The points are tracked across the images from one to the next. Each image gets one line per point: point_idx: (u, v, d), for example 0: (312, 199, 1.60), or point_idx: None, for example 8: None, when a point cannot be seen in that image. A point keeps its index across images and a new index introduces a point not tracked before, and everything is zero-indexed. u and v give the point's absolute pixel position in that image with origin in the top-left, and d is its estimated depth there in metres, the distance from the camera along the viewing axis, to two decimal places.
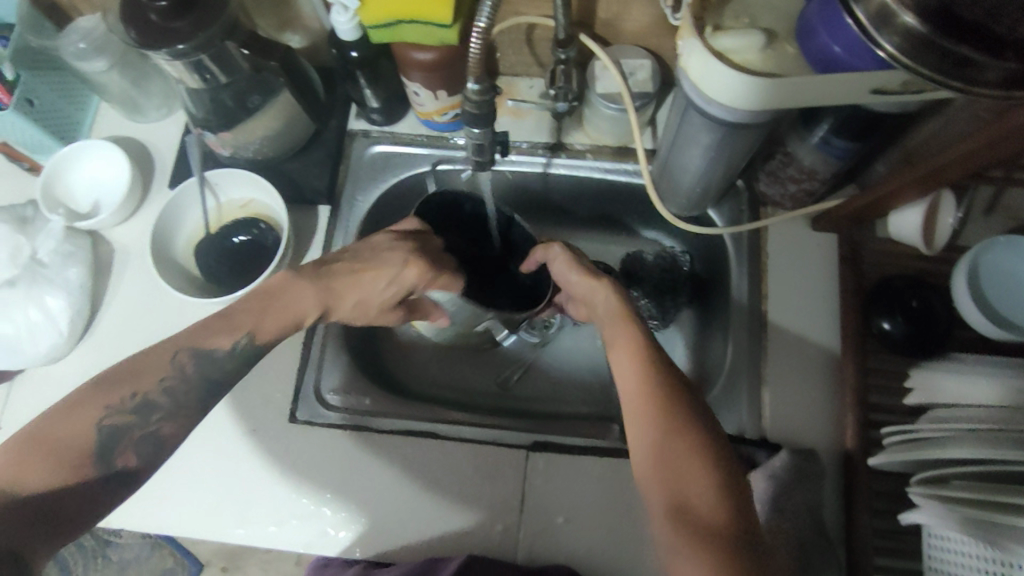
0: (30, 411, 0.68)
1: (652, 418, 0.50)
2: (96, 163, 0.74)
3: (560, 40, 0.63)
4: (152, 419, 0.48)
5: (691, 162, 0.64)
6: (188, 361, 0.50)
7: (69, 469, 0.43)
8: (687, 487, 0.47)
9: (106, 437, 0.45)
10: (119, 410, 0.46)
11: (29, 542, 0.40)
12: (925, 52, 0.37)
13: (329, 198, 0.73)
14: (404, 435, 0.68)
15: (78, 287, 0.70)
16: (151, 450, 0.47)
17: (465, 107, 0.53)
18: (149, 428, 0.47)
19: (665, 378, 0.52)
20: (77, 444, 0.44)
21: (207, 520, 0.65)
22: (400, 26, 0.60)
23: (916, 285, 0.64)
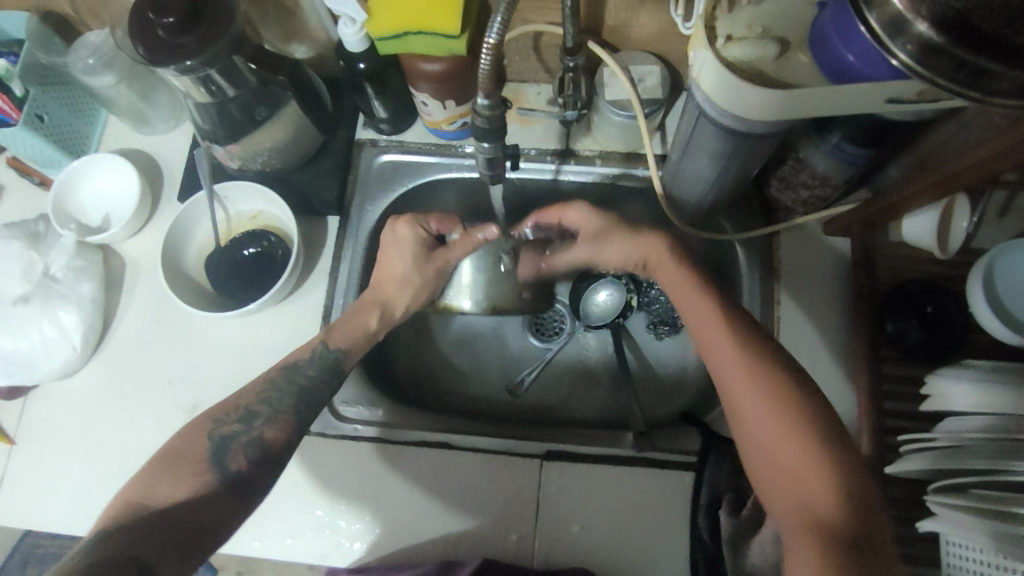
0: (45, 425, 0.69)
1: (762, 404, 0.48)
2: (106, 177, 0.74)
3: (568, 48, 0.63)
4: (256, 424, 0.55)
5: (703, 170, 0.64)
6: (277, 376, 0.59)
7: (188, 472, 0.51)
8: (803, 485, 0.45)
9: (218, 442, 0.53)
10: (227, 421, 0.55)
11: (159, 557, 0.44)
12: (943, 63, 0.36)
13: (338, 209, 0.73)
14: (416, 445, 0.68)
15: (91, 303, 0.70)
16: (259, 452, 0.54)
17: (475, 123, 0.52)
18: (256, 432, 0.55)
19: (769, 355, 0.50)
20: (192, 453, 0.52)
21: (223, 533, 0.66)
22: (408, 37, 0.60)
23: (930, 289, 0.64)
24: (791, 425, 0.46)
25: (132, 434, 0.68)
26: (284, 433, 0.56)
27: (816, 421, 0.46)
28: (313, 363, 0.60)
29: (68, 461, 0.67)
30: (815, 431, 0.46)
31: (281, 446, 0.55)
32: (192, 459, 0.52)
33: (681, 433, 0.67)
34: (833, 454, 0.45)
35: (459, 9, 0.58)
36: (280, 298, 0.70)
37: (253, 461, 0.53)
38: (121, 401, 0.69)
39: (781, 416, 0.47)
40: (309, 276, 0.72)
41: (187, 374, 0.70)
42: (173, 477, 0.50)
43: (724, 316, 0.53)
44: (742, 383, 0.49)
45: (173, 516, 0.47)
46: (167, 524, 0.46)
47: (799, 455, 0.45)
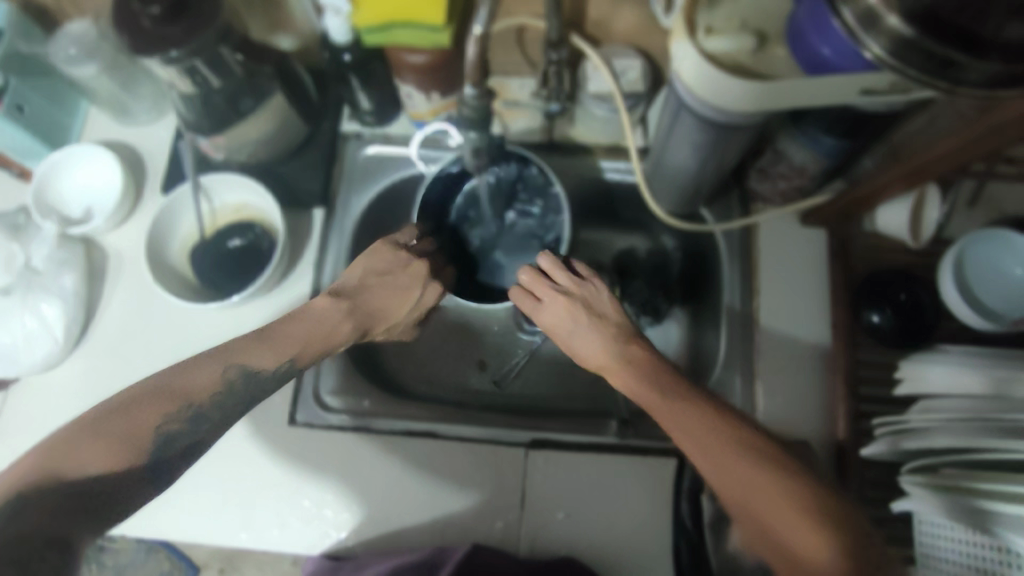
0: (28, 419, 0.68)
1: (729, 473, 0.43)
2: (88, 169, 0.74)
3: (551, 42, 0.64)
4: None
5: (684, 161, 0.65)
6: (250, 375, 0.48)
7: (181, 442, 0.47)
8: (792, 549, 0.38)
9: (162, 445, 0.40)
10: (207, 405, 0.48)
11: (71, 531, 0.35)
12: (911, 53, 0.38)
13: (324, 201, 0.74)
14: (402, 435, 0.68)
15: (73, 295, 0.69)
16: None
17: (462, 112, 0.53)
18: (196, 439, 0.42)
19: (720, 416, 0.46)
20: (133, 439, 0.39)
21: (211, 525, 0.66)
22: (394, 30, 0.61)
23: (904, 277, 0.66)
24: (765, 481, 0.41)
25: None
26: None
27: (821, 503, 0.40)
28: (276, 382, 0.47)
29: None
30: (797, 490, 0.40)
31: None
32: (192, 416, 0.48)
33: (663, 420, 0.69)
34: (814, 501, 0.40)
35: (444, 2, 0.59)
36: (265, 289, 0.70)
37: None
38: (105, 393, 0.69)
39: (783, 495, 0.40)
40: (295, 268, 0.73)
41: (171, 365, 0.70)
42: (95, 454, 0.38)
43: (669, 388, 0.49)
44: (729, 461, 0.43)
45: (92, 488, 0.37)
46: (90, 495, 0.37)
47: (782, 513, 0.40)
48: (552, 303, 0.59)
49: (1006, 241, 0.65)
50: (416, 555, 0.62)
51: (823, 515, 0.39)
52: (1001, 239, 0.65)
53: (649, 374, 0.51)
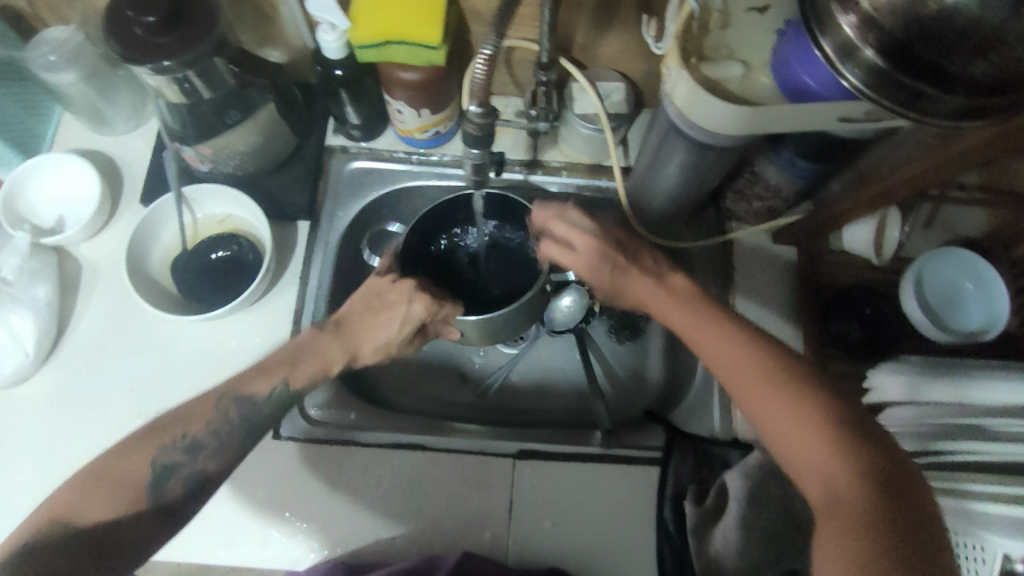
0: None
1: (779, 405, 0.45)
2: (63, 177, 0.72)
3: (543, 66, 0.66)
4: (201, 457, 0.49)
5: (667, 179, 0.68)
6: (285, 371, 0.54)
7: (128, 499, 0.46)
8: (822, 472, 0.42)
9: (160, 471, 0.48)
10: (171, 448, 0.48)
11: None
12: (885, 84, 0.41)
13: (310, 213, 0.73)
14: (390, 448, 0.68)
15: (46, 307, 0.67)
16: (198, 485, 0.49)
17: (467, 128, 0.56)
18: (199, 467, 0.49)
19: (780, 357, 0.48)
20: (125, 478, 0.46)
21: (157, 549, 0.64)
22: (389, 46, 0.62)
23: (868, 292, 0.71)
24: (805, 411, 0.44)
25: (92, 443, 0.65)
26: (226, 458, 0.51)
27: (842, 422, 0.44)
28: (271, 403, 0.53)
29: (19, 473, 0.64)
30: (834, 418, 0.44)
31: None
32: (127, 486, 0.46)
33: (647, 432, 0.71)
34: (850, 432, 0.43)
35: (439, 21, 0.61)
36: (250, 302, 0.69)
37: (189, 490, 0.48)
38: (79, 408, 0.66)
39: (804, 414, 0.44)
40: (280, 281, 0.72)
41: (151, 379, 0.68)
42: (102, 492, 0.45)
43: (732, 328, 0.50)
44: (758, 382, 0.47)
45: (98, 536, 0.44)
46: (78, 548, 0.43)
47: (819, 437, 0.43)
48: (590, 253, 0.56)
49: (957, 257, 0.71)
50: (404, 564, 0.62)
51: (845, 435, 0.43)
52: (953, 255, 0.71)
53: (717, 314, 0.52)
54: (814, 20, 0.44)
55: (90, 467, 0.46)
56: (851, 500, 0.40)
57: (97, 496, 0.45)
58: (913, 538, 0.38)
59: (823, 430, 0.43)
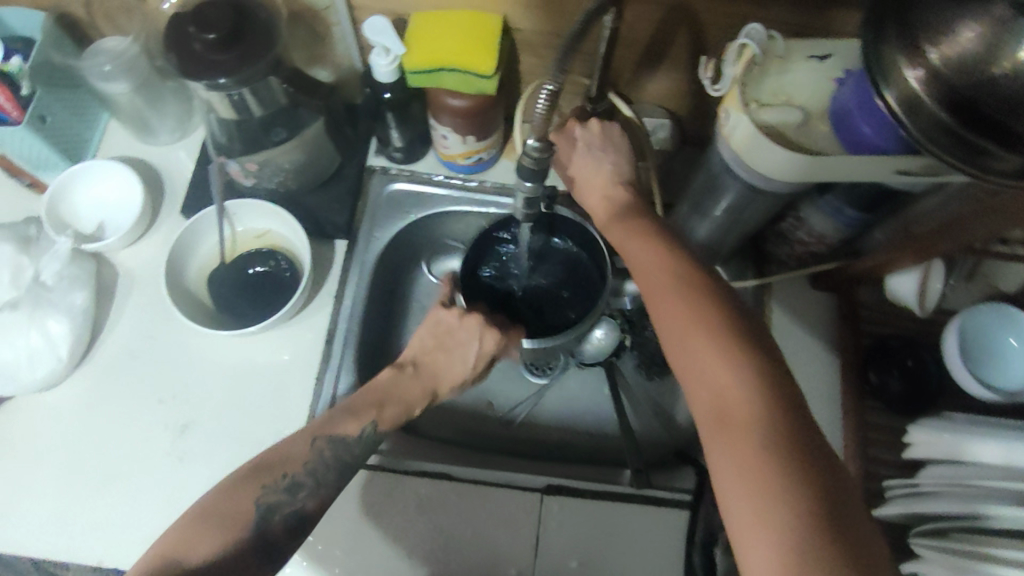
0: (22, 441, 0.65)
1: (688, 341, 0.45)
2: (106, 184, 0.72)
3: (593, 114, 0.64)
4: (300, 497, 0.53)
5: (710, 219, 0.67)
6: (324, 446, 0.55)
7: (228, 533, 0.49)
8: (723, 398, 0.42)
9: (260, 512, 0.51)
10: (272, 488, 0.52)
11: None
12: (949, 139, 0.39)
13: (348, 233, 0.73)
14: (417, 475, 0.67)
15: (81, 312, 0.67)
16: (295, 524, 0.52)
17: (524, 162, 0.57)
18: (295, 504, 0.53)
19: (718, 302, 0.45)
20: (235, 512, 0.50)
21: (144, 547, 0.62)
22: (442, 73, 0.62)
23: (909, 343, 0.70)
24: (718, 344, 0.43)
25: (117, 452, 0.65)
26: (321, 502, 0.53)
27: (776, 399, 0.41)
28: (361, 443, 0.56)
29: (45, 479, 0.64)
30: (752, 363, 0.42)
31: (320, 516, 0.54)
32: (229, 521, 0.50)
33: (677, 474, 0.70)
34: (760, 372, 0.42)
35: (492, 51, 0.61)
36: (285, 319, 0.69)
37: (291, 526, 0.52)
38: (107, 417, 0.66)
39: (748, 390, 0.41)
40: (314, 300, 0.71)
41: (180, 391, 0.67)
42: (214, 533, 0.49)
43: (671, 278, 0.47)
44: (708, 347, 0.43)
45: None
46: None
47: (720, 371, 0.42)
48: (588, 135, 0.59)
49: (1009, 315, 0.69)
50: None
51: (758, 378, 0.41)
52: (1004, 313, 0.69)
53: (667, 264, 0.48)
54: (877, 67, 0.41)
55: (203, 503, 0.50)
56: (739, 420, 0.41)
57: (203, 540, 0.48)
58: (793, 469, 0.39)
59: (723, 352, 0.43)
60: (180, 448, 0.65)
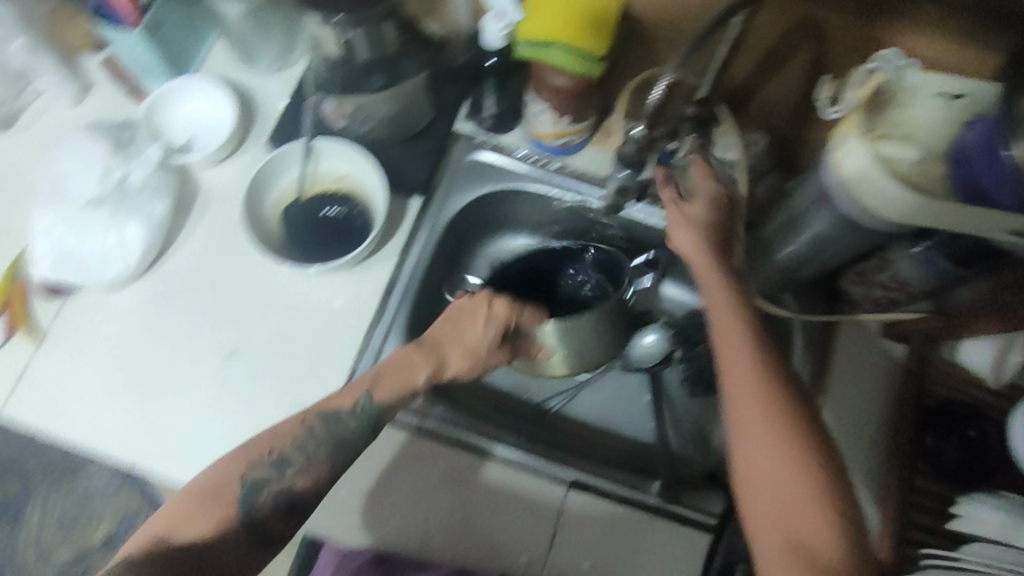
0: (82, 332, 0.68)
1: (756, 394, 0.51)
2: (204, 102, 0.74)
3: (691, 117, 0.62)
4: (286, 473, 0.55)
5: (795, 247, 0.65)
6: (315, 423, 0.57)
7: (217, 513, 0.53)
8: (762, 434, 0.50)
9: (248, 487, 0.54)
10: (260, 464, 0.55)
11: None
12: None
13: (425, 192, 0.73)
14: (448, 443, 0.67)
15: (159, 222, 0.68)
16: (285, 502, 0.55)
17: (628, 146, 0.63)
18: (283, 483, 0.55)
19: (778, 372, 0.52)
20: (227, 485, 0.54)
21: (170, 455, 0.64)
22: (547, 50, 0.62)
23: (974, 412, 0.66)
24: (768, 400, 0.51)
25: (168, 362, 0.67)
26: (314, 487, 0.56)
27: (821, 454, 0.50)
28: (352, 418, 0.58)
29: (98, 375, 0.66)
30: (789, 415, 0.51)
31: (309, 494, 0.56)
32: (224, 499, 0.53)
33: (709, 492, 0.66)
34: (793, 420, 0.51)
35: (603, 36, 0.62)
36: (351, 265, 0.69)
37: (277, 506, 0.55)
38: (164, 326, 0.68)
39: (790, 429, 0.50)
40: (381, 251, 0.72)
41: (236, 315, 0.68)
42: (200, 513, 0.52)
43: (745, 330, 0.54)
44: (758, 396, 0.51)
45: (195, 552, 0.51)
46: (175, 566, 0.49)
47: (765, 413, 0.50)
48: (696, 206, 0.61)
49: None
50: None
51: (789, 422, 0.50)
52: None
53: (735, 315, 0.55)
54: None
55: (200, 481, 0.54)
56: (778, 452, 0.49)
57: (198, 519, 0.52)
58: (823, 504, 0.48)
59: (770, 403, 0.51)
60: (227, 370, 0.66)
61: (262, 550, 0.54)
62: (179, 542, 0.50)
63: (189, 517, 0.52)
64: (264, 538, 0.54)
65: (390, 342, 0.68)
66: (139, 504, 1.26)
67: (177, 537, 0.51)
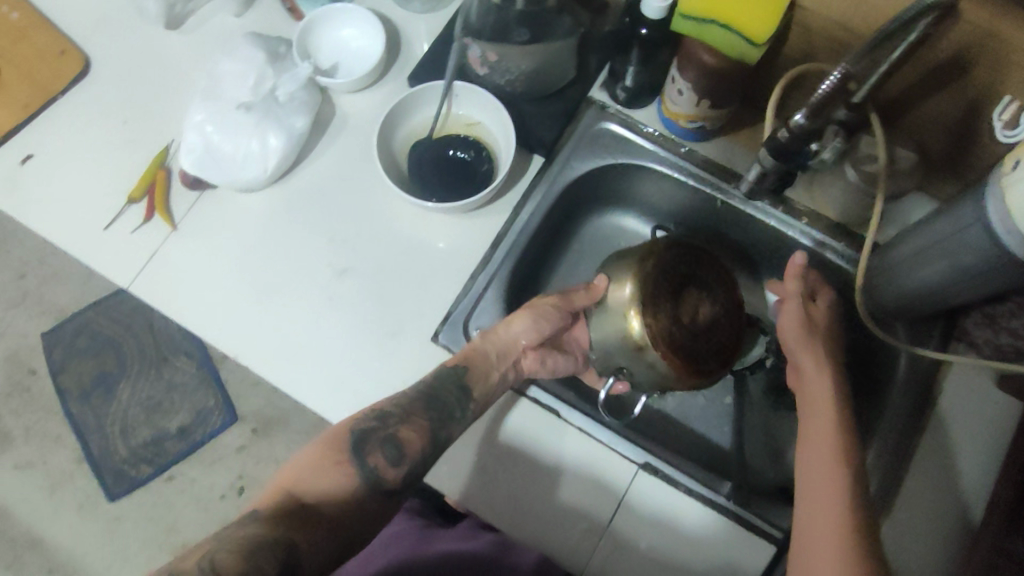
0: (211, 225, 0.72)
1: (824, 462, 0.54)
2: (354, 30, 0.76)
3: (839, 120, 0.61)
4: (390, 422, 0.56)
5: (928, 274, 0.60)
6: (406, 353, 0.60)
7: (333, 465, 0.53)
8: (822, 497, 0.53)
9: (357, 438, 0.55)
10: (365, 419, 0.56)
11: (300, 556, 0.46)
12: None
13: (548, 153, 0.73)
14: (529, 401, 0.67)
15: (298, 136, 0.71)
16: (395, 451, 0.55)
17: (777, 136, 0.60)
18: (389, 430, 0.56)
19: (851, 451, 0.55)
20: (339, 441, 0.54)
21: (270, 354, 0.68)
22: (710, 27, 0.60)
23: None
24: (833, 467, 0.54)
25: (282, 268, 0.70)
26: (420, 437, 0.56)
27: (863, 509, 0.52)
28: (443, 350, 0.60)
29: (219, 267, 0.71)
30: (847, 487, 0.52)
31: (415, 447, 0.56)
32: (337, 449, 0.54)
33: (783, 509, 0.65)
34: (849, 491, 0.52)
35: (778, 17, 0.58)
36: (466, 210, 0.71)
37: (386, 454, 0.54)
38: (283, 234, 0.71)
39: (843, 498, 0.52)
40: (496, 202, 0.73)
41: (351, 237, 0.71)
42: (320, 467, 0.53)
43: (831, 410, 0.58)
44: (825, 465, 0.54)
45: (328, 512, 0.50)
46: (302, 518, 0.49)
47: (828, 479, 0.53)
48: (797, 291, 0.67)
49: None
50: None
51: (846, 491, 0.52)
52: None
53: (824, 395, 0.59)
54: None
55: (328, 436, 0.55)
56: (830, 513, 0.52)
57: (317, 477, 0.52)
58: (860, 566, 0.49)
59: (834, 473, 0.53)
60: (334, 288, 0.70)
61: (390, 503, 0.54)
62: (307, 498, 0.50)
63: (310, 475, 0.52)
64: (387, 490, 0.54)
65: (491, 290, 0.69)
66: (214, 402, 1.33)
67: (304, 492, 0.51)
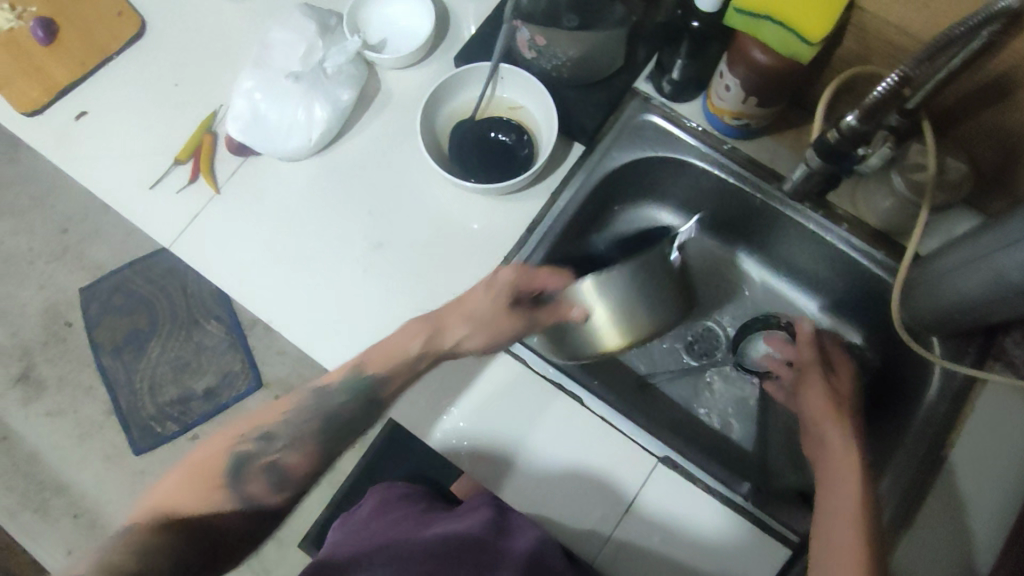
0: (253, 190, 0.74)
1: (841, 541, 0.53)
2: (406, 8, 0.77)
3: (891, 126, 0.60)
4: (272, 447, 0.58)
5: (969, 285, 0.58)
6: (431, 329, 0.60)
7: (208, 487, 0.55)
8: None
9: (235, 459, 0.57)
10: (247, 439, 0.58)
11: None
12: None
13: (589, 141, 0.73)
14: (553, 386, 0.67)
15: (343, 110, 0.72)
16: (275, 477, 0.57)
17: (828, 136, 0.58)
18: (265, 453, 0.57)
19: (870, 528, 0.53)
20: (213, 464, 0.56)
21: (300, 321, 0.69)
22: (764, 23, 0.60)
23: None
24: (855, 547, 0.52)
25: (318, 237, 0.71)
26: (302, 462, 0.58)
27: None
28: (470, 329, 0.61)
29: (257, 232, 0.72)
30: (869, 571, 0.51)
31: (300, 473, 0.58)
32: (212, 468, 0.56)
33: (800, 515, 0.64)
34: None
35: (832, 18, 0.58)
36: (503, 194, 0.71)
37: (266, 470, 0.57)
38: (322, 205, 0.72)
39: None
40: (533, 187, 0.73)
41: (387, 212, 0.72)
42: (196, 483, 0.56)
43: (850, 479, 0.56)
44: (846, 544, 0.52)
45: (206, 537, 0.53)
46: (187, 542, 0.52)
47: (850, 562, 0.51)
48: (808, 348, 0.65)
49: None
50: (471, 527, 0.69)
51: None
52: None
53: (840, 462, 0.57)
54: None
55: (191, 460, 0.57)
56: None
57: (190, 494, 0.55)
58: None
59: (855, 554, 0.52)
60: (367, 261, 0.70)
61: (254, 518, 0.56)
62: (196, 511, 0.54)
63: (182, 492, 0.55)
64: (267, 512, 0.57)
65: None
66: (240, 368, 1.36)
67: (176, 507, 0.54)
